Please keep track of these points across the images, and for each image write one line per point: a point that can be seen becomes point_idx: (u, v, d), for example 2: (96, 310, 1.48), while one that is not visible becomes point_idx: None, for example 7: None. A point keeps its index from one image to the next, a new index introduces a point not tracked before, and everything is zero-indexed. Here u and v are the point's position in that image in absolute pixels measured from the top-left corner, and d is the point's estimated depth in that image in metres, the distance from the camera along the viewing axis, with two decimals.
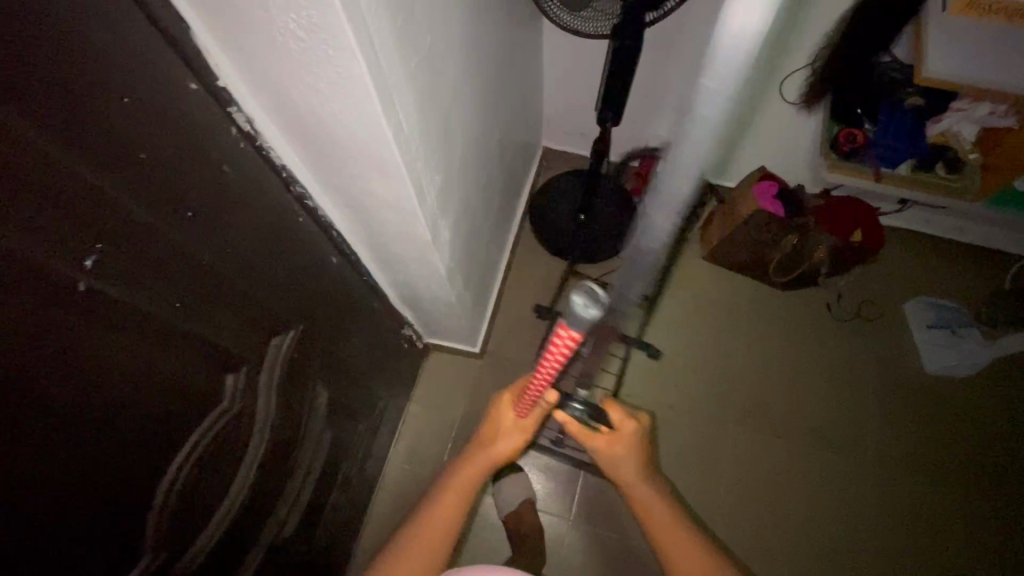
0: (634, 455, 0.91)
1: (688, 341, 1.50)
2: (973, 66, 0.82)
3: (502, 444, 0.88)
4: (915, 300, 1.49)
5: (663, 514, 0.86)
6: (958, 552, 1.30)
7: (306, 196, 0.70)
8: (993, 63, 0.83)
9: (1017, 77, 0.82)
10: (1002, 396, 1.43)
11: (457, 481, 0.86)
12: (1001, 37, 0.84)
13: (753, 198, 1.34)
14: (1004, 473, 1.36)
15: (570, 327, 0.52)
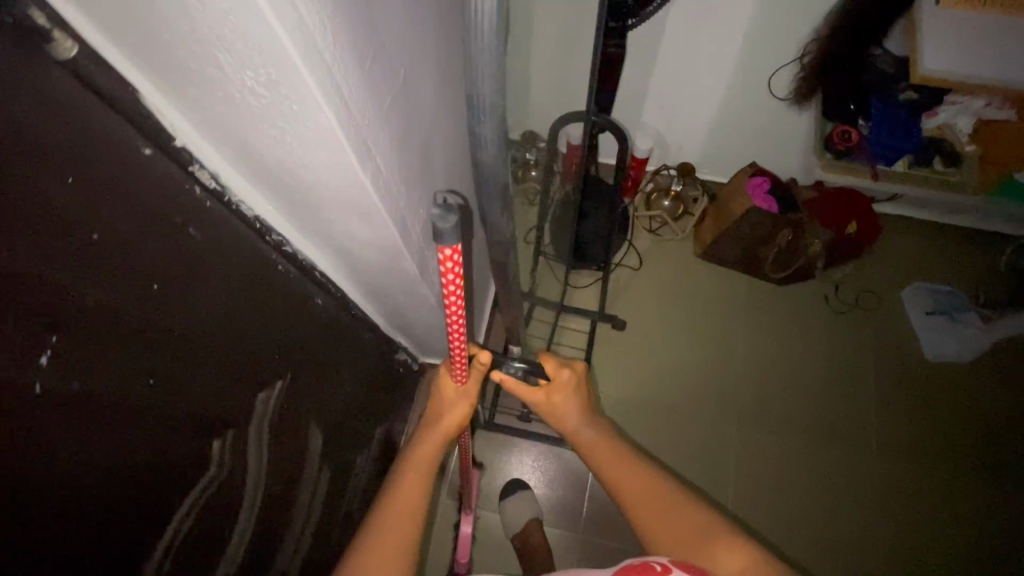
0: (578, 401, 0.89)
1: (687, 342, 1.48)
2: (968, 61, 0.80)
3: (450, 415, 0.83)
4: (913, 287, 1.48)
5: (615, 456, 0.84)
6: (965, 533, 1.30)
7: (284, 243, 0.66)
8: (988, 57, 0.81)
9: (1014, 69, 0.80)
10: (1006, 381, 1.42)
11: (414, 460, 0.80)
12: (991, 31, 0.83)
13: (745, 196, 1.31)
14: (1010, 457, 1.36)
15: (445, 244, 0.51)
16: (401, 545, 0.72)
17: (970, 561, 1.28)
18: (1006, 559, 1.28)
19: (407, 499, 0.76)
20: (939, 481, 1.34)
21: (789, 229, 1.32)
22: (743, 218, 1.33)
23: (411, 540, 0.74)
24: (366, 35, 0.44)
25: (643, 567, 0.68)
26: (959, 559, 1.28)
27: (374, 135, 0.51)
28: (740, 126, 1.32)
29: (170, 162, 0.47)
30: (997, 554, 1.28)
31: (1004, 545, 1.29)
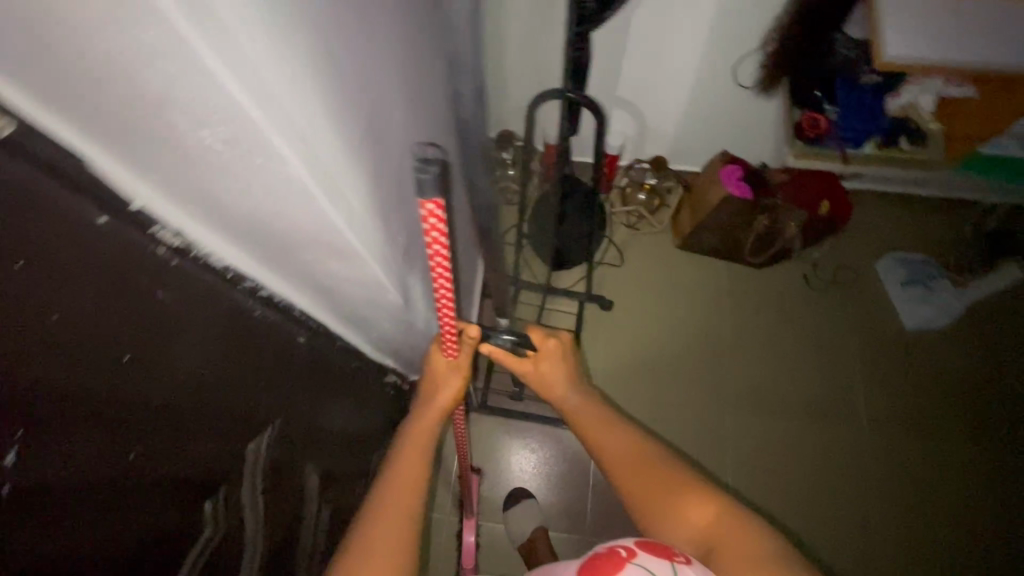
0: (565, 370, 0.89)
1: (674, 333, 1.49)
2: (927, 44, 0.82)
3: (445, 392, 0.82)
4: (886, 258, 1.51)
5: (604, 422, 0.84)
6: (957, 496, 1.34)
7: (259, 287, 0.63)
8: (945, 40, 0.83)
9: (971, 50, 0.82)
10: (982, 341, 1.47)
11: (412, 440, 0.78)
12: (945, 13, 0.84)
13: (720, 184, 1.32)
14: (990, 412, 1.41)
15: (425, 198, 0.48)
16: (401, 529, 0.69)
17: (960, 515, 1.32)
18: (993, 510, 1.33)
19: (405, 479, 0.74)
20: (926, 442, 1.39)
21: (765, 214, 1.34)
22: (719, 206, 1.34)
23: (410, 525, 0.70)
24: (334, 81, 0.42)
25: (609, 554, 0.66)
26: (949, 513, 1.33)
27: (351, 178, 0.49)
28: (709, 115, 1.33)
29: (137, 232, 0.44)
30: (984, 506, 1.33)
31: (991, 498, 1.34)
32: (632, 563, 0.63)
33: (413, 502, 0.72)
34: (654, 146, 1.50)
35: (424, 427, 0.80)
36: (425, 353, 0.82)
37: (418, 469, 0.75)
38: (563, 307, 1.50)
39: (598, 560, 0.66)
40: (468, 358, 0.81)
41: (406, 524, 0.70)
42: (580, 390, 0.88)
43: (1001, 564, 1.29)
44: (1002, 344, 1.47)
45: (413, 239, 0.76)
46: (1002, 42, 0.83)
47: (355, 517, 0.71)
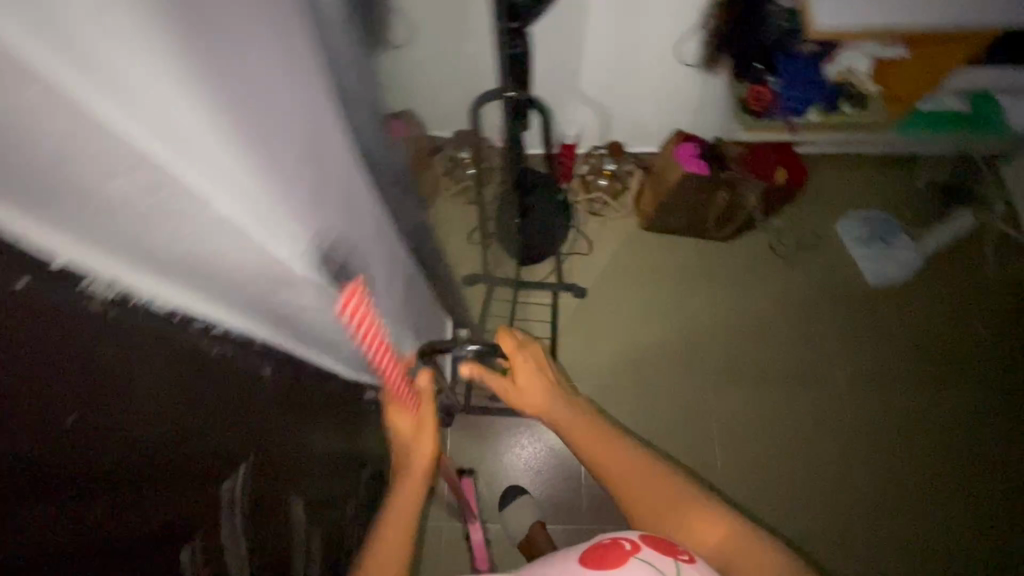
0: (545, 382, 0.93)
1: (649, 316, 1.51)
2: (853, 11, 0.83)
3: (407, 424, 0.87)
4: (845, 219, 1.55)
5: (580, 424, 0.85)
6: (931, 445, 1.39)
7: (212, 325, 0.60)
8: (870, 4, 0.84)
9: (895, 12, 0.83)
10: (946, 292, 1.51)
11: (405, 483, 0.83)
12: None
13: (677, 163, 1.33)
14: (959, 359, 1.46)
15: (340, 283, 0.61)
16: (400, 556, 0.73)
17: (939, 462, 1.38)
18: (970, 452, 1.39)
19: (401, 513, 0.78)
20: (900, 395, 1.43)
21: (726, 188, 1.35)
22: (678, 185, 1.35)
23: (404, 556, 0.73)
24: (255, 110, 0.40)
25: (613, 546, 0.65)
26: (930, 463, 1.38)
27: (285, 207, 0.48)
28: (658, 96, 1.33)
29: (79, 291, 0.40)
30: (959, 450, 1.39)
31: (966, 441, 1.39)
32: (637, 558, 0.62)
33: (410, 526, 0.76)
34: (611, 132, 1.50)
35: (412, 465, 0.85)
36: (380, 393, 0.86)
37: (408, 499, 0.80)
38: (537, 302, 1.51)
39: (602, 550, 0.65)
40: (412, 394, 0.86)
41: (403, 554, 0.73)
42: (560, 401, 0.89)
43: (983, 503, 1.35)
44: (966, 292, 1.50)
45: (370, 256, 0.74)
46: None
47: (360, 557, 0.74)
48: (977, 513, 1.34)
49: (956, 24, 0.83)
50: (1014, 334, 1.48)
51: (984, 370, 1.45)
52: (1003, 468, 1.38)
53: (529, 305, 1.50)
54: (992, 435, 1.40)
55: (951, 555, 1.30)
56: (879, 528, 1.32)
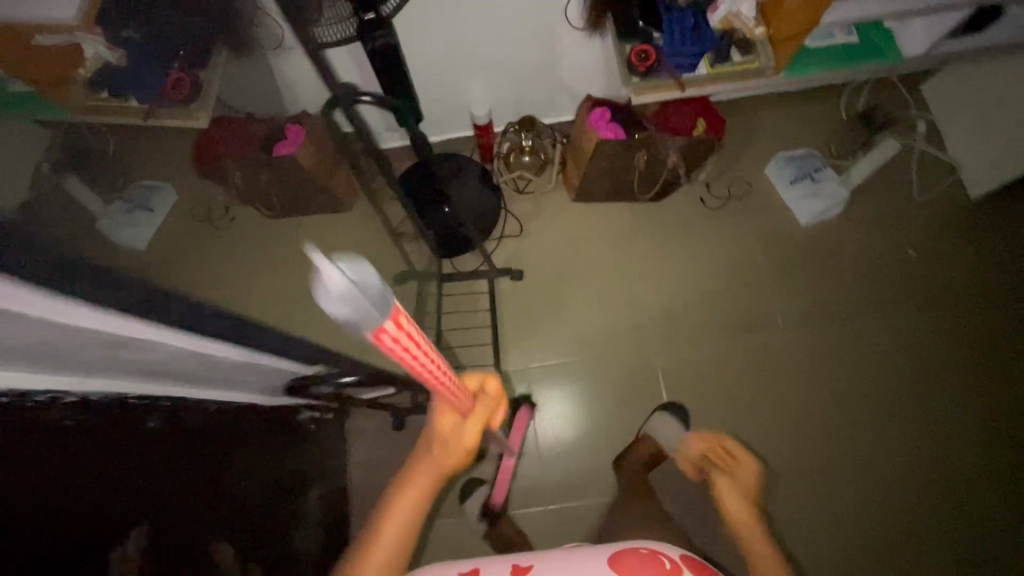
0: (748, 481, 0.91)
1: (590, 290, 1.49)
2: None
3: (452, 450, 0.69)
4: (774, 160, 1.51)
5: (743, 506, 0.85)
6: (873, 378, 1.41)
7: (61, 395, 0.52)
8: None
9: None
10: (883, 224, 1.48)
11: (411, 479, 0.68)
12: None
13: (590, 130, 1.29)
14: (906, 304, 1.44)
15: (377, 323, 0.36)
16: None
17: (904, 425, 1.38)
18: (932, 406, 1.39)
19: (396, 537, 0.66)
20: (850, 343, 1.43)
21: (643, 149, 1.31)
22: (596, 153, 1.31)
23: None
24: None
25: (652, 561, 0.58)
26: (882, 415, 1.39)
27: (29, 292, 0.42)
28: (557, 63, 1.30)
29: None
30: (925, 411, 1.39)
31: (926, 398, 1.40)
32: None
33: (401, 552, 0.66)
34: (522, 105, 1.44)
35: (419, 474, 0.69)
36: (429, 413, 0.69)
37: (399, 535, 0.66)
38: (473, 290, 1.49)
39: (642, 560, 0.58)
40: (480, 436, 0.69)
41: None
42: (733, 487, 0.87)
43: (950, 464, 1.35)
44: (903, 222, 1.48)
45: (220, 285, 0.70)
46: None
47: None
48: (945, 467, 1.35)
49: None
50: (963, 271, 1.45)
51: (946, 328, 1.43)
52: (971, 419, 1.38)
53: (466, 294, 1.48)
54: (960, 398, 1.39)
55: (908, 492, 1.33)
56: (845, 494, 1.33)
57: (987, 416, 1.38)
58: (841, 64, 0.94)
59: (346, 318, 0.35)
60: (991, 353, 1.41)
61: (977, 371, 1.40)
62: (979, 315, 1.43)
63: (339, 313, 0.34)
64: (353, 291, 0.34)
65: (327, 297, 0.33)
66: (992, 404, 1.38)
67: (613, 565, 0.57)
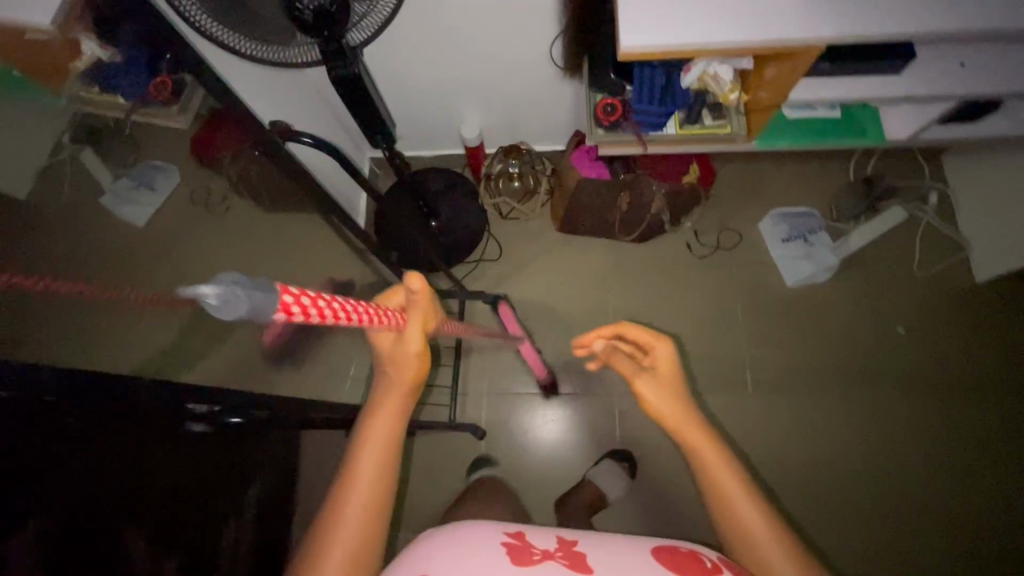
0: (672, 377, 0.76)
1: (561, 323, 1.47)
2: (671, 30, 0.68)
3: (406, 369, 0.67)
4: (768, 216, 1.46)
5: (678, 411, 0.72)
6: (851, 458, 1.32)
7: None
8: (700, 11, 0.69)
9: (738, 32, 0.68)
10: (875, 295, 1.41)
11: (381, 406, 0.66)
12: None
13: (573, 168, 1.27)
14: (889, 382, 1.36)
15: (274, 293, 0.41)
16: (371, 514, 0.59)
17: (879, 513, 1.29)
18: (912, 498, 1.29)
19: (375, 474, 0.61)
20: (827, 417, 1.35)
21: (626, 192, 1.28)
22: (578, 189, 1.29)
23: (378, 538, 0.59)
24: None
25: (692, 559, 0.59)
26: (856, 499, 1.30)
27: None
28: (547, 95, 1.29)
29: None
30: (903, 500, 1.29)
31: (904, 488, 1.30)
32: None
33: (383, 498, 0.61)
34: (513, 132, 1.44)
35: (384, 404, 0.66)
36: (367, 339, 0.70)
37: (383, 467, 0.62)
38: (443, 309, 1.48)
39: (680, 556, 0.58)
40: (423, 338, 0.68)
41: (374, 524, 0.59)
42: (660, 389, 0.74)
43: (925, 562, 1.25)
44: (896, 296, 1.40)
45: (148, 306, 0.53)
46: (764, 12, 0.68)
47: (311, 530, 0.59)
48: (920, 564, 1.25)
49: (783, 43, 0.67)
50: (956, 354, 1.37)
51: (932, 411, 1.34)
52: (954, 515, 1.28)
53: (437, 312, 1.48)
54: (943, 486, 1.30)
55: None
56: None
57: (971, 509, 1.28)
58: (821, 137, 0.89)
59: (254, 314, 0.40)
60: (981, 447, 1.31)
61: (965, 463, 1.31)
62: (968, 404, 1.34)
63: (244, 314, 0.39)
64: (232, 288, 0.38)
65: (222, 313, 0.38)
66: (981, 500, 1.28)
67: (653, 555, 0.58)
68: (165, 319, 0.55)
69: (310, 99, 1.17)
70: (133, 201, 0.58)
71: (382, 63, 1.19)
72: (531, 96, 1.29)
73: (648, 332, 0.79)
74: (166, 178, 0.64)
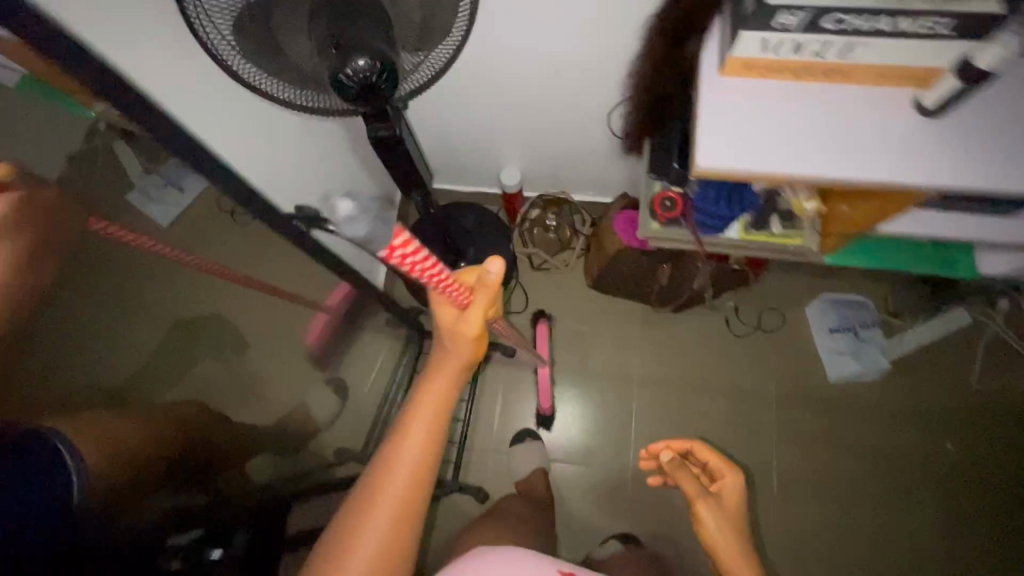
0: (735, 509, 0.85)
1: (581, 387, 1.38)
2: (762, 151, 0.60)
3: (463, 343, 0.74)
4: (816, 301, 1.36)
5: (728, 535, 0.80)
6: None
7: None
8: (801, 132, 0.61)
9: (844, 162, 0.59)
10: (922, 402, 1.30)
11: (438, 372, 0.73)
12: (813, 95, 0.61)
13: (614, 233, 1.18)
14: (929, 499, 1.25)
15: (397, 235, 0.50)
16: (414, 477, 0.67)
17: None
18: None
19: (423, 444, 0.68)
20: (856, 529, 1.24)
21: (668, 266, 1.20)
22: (617, 255, 1.20)
23: (420, 497, 0.67)
24: None
25: None
26: None
27: None
28: (597, 152, 1.21)
29: None
30: None
31: None
32: None
33: (426, 469, 0.68)
34: (554, 181, 1.36)
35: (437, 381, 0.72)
36: (431, 306, 0.74)
37: (434, 428, 0.70)
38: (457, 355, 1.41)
39: None
40: (482, 326, 0.73)
41: (418, 484, 0.67)
42: (717, 514, 0.83)
43: None
44: (945, 406, 1.30)
45: (151, 323, 0.53)
46: (873, 142, 0.59)
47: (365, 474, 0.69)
48: None
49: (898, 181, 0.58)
50: (1005, 479, 1.26)
51: (973, 538, 1.23)
52: None
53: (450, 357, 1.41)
54: None
55: None
56: None
57: None
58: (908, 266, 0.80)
59: (367, 240, 0.48)
60: None
61: None
62: (1015, 537, 1.22)
63: (363, 236, 0.48)
64: (363, 216, 0.47)
65: (347, 225, 0.47)
66: None
67: None
68: (158, 337, 0.54)
69: (348, 135, 1.12)
70: (161, 201, 0.54)
71: (428, 104, 1.13)
72: (581, 150, 1.21)
73: (722, 462, 0.89)
74: (195, 177, 0.58)
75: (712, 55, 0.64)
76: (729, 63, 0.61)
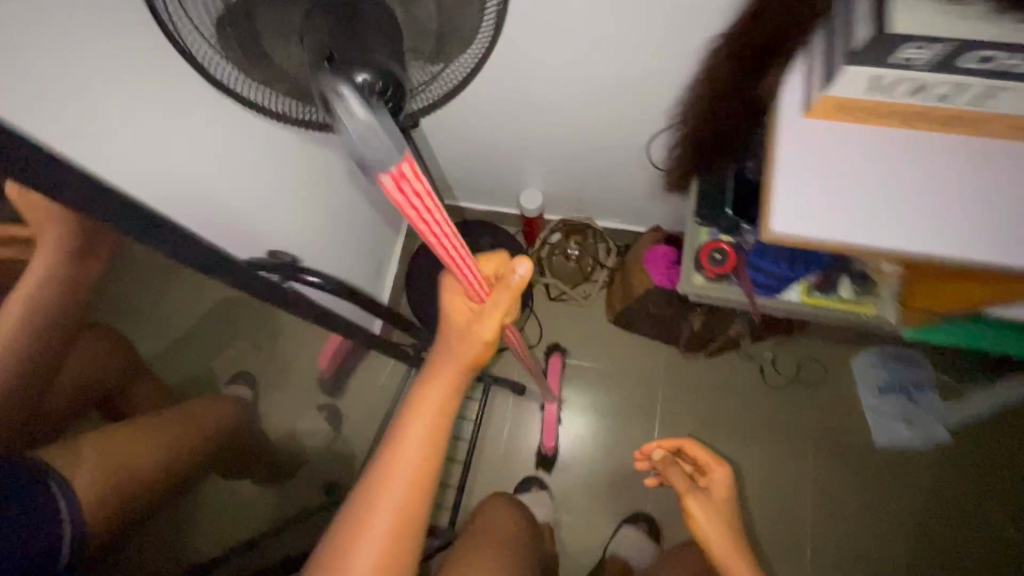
0: (728, 506, 0.73)
1: (595, 432, 1.25)
2: (852, 212, 0.50)
3: (468, 345, 0.60)
4: (860, 356, 1.23)
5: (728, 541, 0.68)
6: None
7: None
8: (899, 190, 0.50)
9: (954, 233, 0.48)
10: (979, 476, 1.16)
11: (435, 374, 0.61)
12: (914, 150, 0.51)
13: (644, 271, 1.05)
14: None
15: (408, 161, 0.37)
16: (413, 490, 0.60)
17: None
18: None
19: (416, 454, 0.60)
20: None
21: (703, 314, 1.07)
22: (647, 295, 1.07)
23: (417, 506, 0.60)
24: None
25: None
26: None
27: None
28: (629, 179, 1.09)
29: None
30: None
31: None
32: None
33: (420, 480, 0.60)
34: (578, 206, 1.24)
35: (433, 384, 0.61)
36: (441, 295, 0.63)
37: (430, 436, 0.61)
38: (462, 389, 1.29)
39: None
40: (498, 332, 0.59)
41: (415, 494, 0.60)
42: (713, 517, 0.70)
43: None
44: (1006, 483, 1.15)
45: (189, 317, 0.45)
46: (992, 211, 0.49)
47: (361, 477, 0.62)
48: None
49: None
50: None
51: None
52: None
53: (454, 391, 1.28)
54: None
55: None
56: None
57: None
58: None
59: (367, 157, 0.35)
60: None
61: None
62: None
63: (367, 149, 0.35)
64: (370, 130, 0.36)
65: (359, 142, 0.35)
66: None
67: None
68: (182, 335, 0.45)
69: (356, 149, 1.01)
70: None
71: (445, 118, 1.02)
72: (611, 175, 1.09)
73: (709, 452, 0.77)
74: None
75: (796, 91, 0.53)
76: (821, 102, 0.50)
